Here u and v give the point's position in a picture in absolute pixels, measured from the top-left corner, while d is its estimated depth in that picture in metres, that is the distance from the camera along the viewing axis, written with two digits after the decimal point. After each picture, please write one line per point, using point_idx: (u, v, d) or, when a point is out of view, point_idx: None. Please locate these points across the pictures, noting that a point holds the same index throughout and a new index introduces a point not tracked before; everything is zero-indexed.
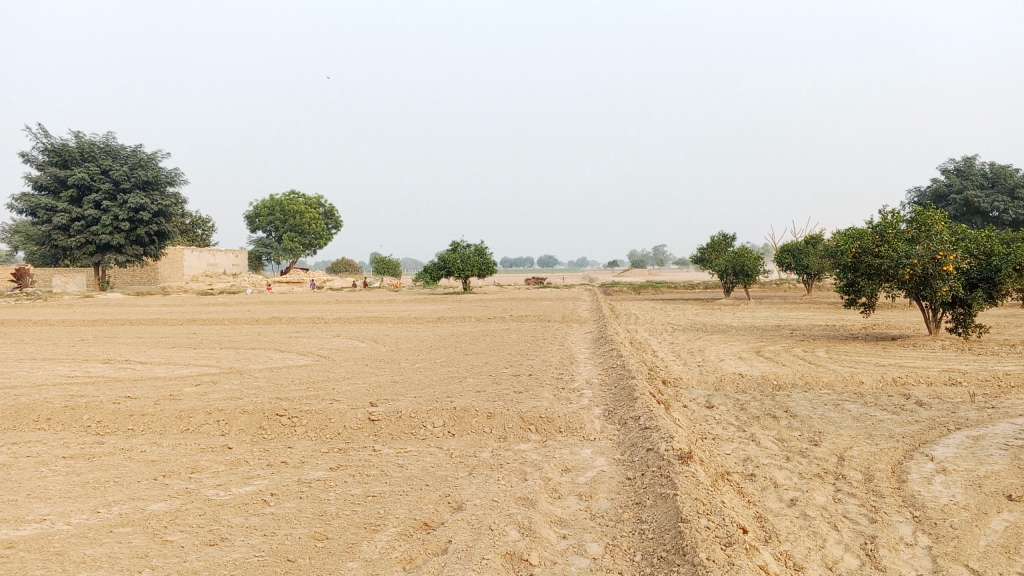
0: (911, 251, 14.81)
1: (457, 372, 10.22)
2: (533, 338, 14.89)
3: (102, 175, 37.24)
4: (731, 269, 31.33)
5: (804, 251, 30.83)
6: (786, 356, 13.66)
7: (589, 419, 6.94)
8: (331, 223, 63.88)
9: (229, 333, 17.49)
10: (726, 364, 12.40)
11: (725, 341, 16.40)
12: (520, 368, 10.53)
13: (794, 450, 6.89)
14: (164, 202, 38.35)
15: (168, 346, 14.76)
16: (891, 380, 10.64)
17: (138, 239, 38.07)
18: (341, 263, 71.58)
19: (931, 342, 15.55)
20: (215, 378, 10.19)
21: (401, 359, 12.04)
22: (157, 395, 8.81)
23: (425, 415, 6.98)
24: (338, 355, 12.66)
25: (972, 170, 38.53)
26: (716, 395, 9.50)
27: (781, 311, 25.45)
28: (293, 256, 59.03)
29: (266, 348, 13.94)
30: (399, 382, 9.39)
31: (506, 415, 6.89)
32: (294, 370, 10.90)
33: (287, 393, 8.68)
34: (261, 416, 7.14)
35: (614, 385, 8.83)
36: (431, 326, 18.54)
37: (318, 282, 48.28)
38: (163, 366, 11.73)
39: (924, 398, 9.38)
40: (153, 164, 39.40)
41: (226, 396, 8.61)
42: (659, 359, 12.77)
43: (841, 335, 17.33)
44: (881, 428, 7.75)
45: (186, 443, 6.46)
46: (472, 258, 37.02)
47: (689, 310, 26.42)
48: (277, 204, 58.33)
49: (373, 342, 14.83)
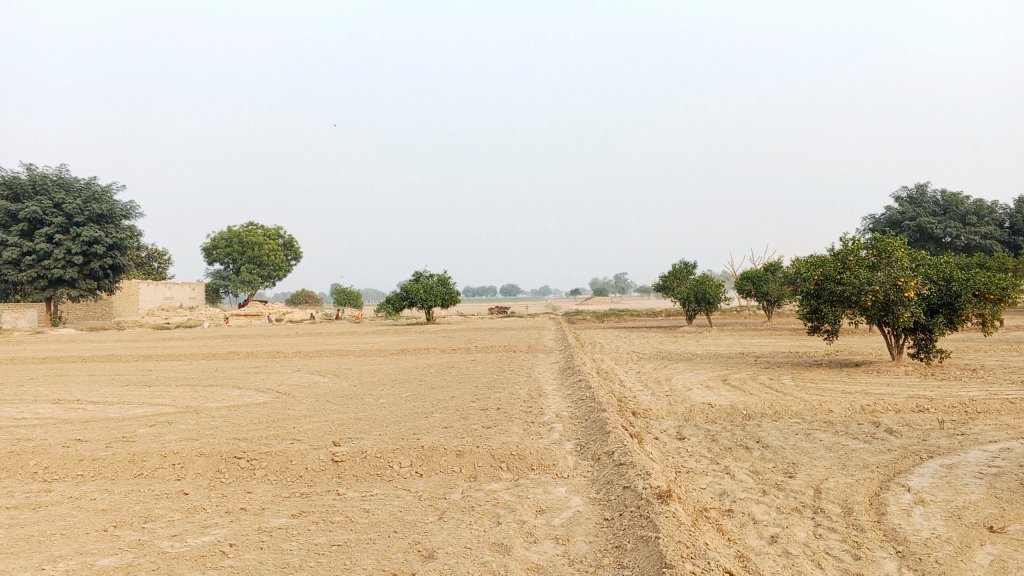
0: (873, 277, 14.92)
1: (422, 407, 9.96)
2: (499, 370, 14.67)
3: (54, 209, 36.40)
4: (693, 297, 31.46)
5: (764, 278, 31.07)
6: (753, 385, 13.60)
7: (561, 455, 6.74)
8: (291, 254, 63.15)
9: (186, 369, 17.00)
10: (694, 394, 12.30)
11: (691, 369, 16.34)
12: (487, 402, 10.30)
13: (770, 483, 6.76)
14: (118, 235, 37.55)
15: (122, 384, 14.27)
16: (859, 408, 10.63)
17: (91, 274, 37.18)
18: (301, 295, 70.68)
19: (894, 367, 15.63)
20: (171, 418, 9.81)
21: (365, 394, 11.75)
22: (108, 437, 8.42)
23: (391, 454, 6.73)
24: (299, 391, 12.32)
25: (924, 198, 39.41)
26: (687, 426, 9.37)
27: (744, 338, 25.54)
28: (252, 288, 58.20)
29: (224, 385, 13.52)
30: (363, 419, 9.11)
31: (475, 452, 6.66)
32: (254, 407, 10.55)
33: (246, 433, 8.35)
34: (219, 459, 6.83)
35: (584, 418, 8.65)
36: (395, 358, 18.24)
37: (277, 315, 47.58)
38: (116, 405, 11.28)
39: (894, 425, 9.35)
40: (108, 197, 38.63)
41: (181, 437, 8.26)
42: (627, 389, 12.64)
43: (806, 362, 17.38)
44: (855, 458, 7.66)
45: (140, 489, 6.13)
46: (435, 289, 36.73)
47: (653, 338, 26.39)
48: (235, 236, 57.54)
49: (336, 376, 14.48)
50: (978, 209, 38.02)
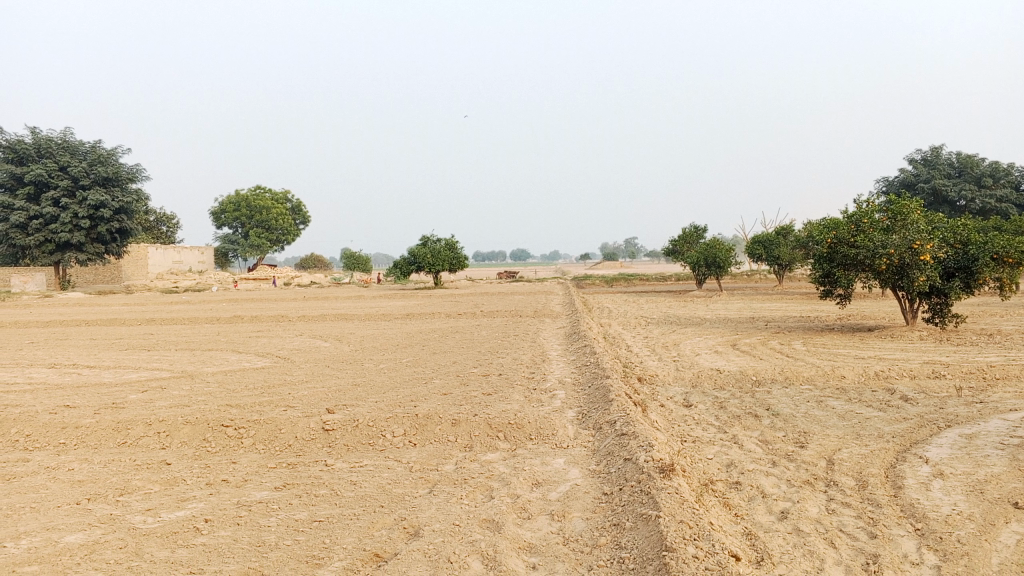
0: (888, 240, 14.48)
1: (422, 374, 9.69)
2: (504, 335, 14.40)
3: (60, 172, 36.09)
4: (704, 261, 31.00)
5: (775, 242, 30.55)
6: (763, 350, 13.26)
7: (561, 424, 6.45)
8: (299, 218, 62.79)
9: (188, 333, 16.77)
10: (702, 359, 11.96)
11: (700, 334, 16.01)
12: (489, 368, 10.00)
13: (781, 453, 6.46)
14: (125, 199, 37.31)
15: (120, 348, 14.07)
16: (873, 374, 10.29)
17: (99, 237, 36.99)
18: (309, 259, 70.51)
19: (908, 332, 15.24)
20: (164, 383, 9.58)
21: (365, 359, 11.48)
22: (97, 403, 8.18)
23: (384, 422, 6.44)
24: (298, 356, 12.07)
25: (939, 160, 38.71)
26: (694, 393, 9.07)
27: (754, 303, 25.18)
28: (261, 252, 58.00)
29: (223, 350, 13.27)
30: (360, 385, 8.84)
31: (472, 421, 6.37)
32: (250, 373, 10.29)
33: (238, 400, 8.11)
34: (206, 427, 6.57)
35: (587, 385, 8.36)
36: (399, 322, 18.00)
37: (285, 279, 47.39)
38: (111, 370, 11.05)
39: (909, 393, 9.02)
40: (113, 160, 38.24)
41: (172, 404, 8.02)
42: (634, 355, 12.33)
43: (817, 327, 17.00)
44: (869, 427, 7.33)
45: (121, 459, 5.88)
46: (442, 252, 36.41)
47: (662, 303, 26.04)
48: (243, 200, 57.17)
49: (337, 341, 14.23)
50: (994, 171, 37.31)
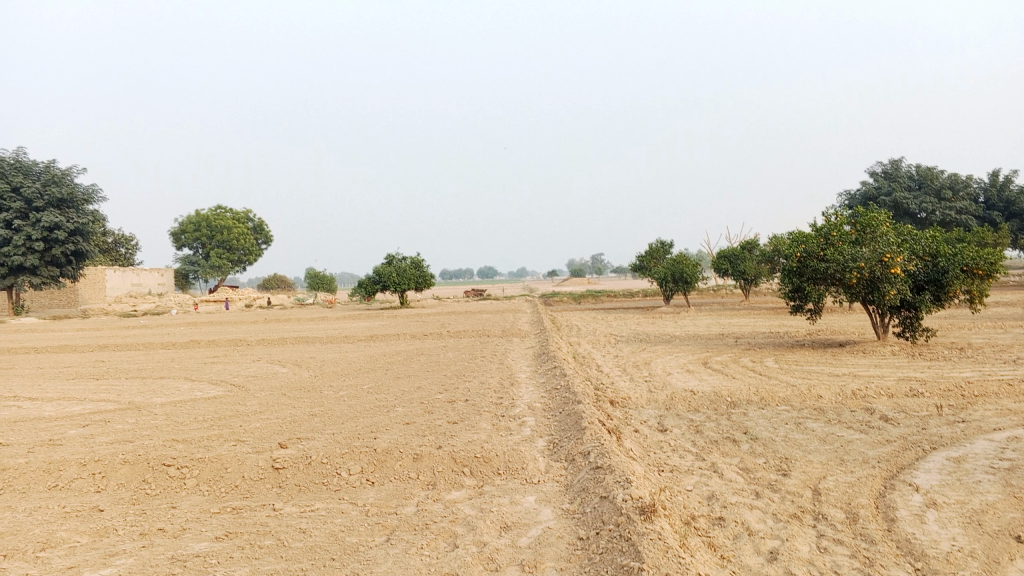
0: (858, 253, 14.29)
1: (384, 401, 9.20)
2: (470, 357, 13.96)
3: (13, 194, 35.01)
4: (671, 276, 30.82)
5: (741, 257, 30.47)
6: (735, 368, 12.96)
7: (530, 456, 6.03)
8: (262, 238, 61.76)
9: (142, 360, 16.07)
10: (674, 379, 11.62)
11: (671, 352, 15.70)
12: (454, 393, 9.55)
13: (763, 482, 6.10)
14: (81, 221, 36.31)
15: (66, 377, 13.35)
16: (850, 392, 10.00)
17: (53, 260, 35.93)
18: (274, 279, 69.60)
19: (880, 348, 15.06)
20: (108, 416, 8.97)
21: (324, 386, 10.97)
22: (33, 441, 7.58)
23: (340, 458, 5.99)
24: (255, 383, 11.50)
25: (899, 173, 39.10)
26: (669, 416, 8.71)
27: (723, 318, 24.97)
28: (223, 273, 56.91)
29: (175, 378, 12.64)
30: (318, 415, 8.35)
31: (435, 456, 5.92)
32: (202, 403, 9.72)
33: (184, 434, 7.56)
34: (145, 467, 6.05)
35: (558, 410, 7.95)
36: (363, 345, 17.46)
37: (247, 301, 46.44)
38: (54, 402, 10.40)
39: (888, 412, 8.75)
40: (69, 181, 37.20)
41: (114, 440, 7.46)
42: (604, 376, 11.93)
43: (788, 343, 16.76)
44: (853, 451, 7.01)
45: (49, 506, 5.34)
46: (408, 271, 35.84)
47: (630, 320, 25.74)
48: (204, 219, 56.11)
49: (297, 366, 13.65)
50: (953, 184, 37.74)
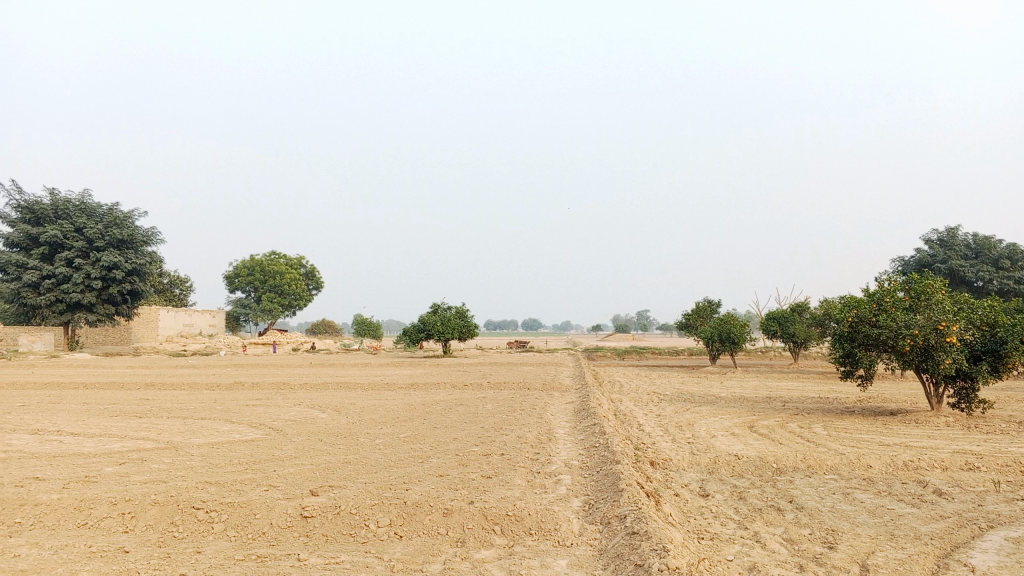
0: (912, 320, 13.90)
1: (419, 451, 9.08)
2: (510, 410, 13.81)
3: (75, 233, 36.10)
4: (717, 336, 30.34)
5: (790, 319, 29.90)
6: (781, 433, 12.58)
7: (564, 517, 5.85)
8: (311, 283, 62.63)
9: (185, 400, 16.21)
10: (717, 442, 11.30)
11: (715, 413, 15.34)
12: (490, 446, 9.39)
13: (808, 555, 5.83)
14: (138, 261, 37.21)
15: (110, 414, 13.50)
16: (902, 464, 9.60)
17: (109, 298, 36.81)
18: (321, 325, 70.38)
19: (934, 418, 14.52)
20: (145, 455, 9.00)
21: (361, 433, 10.90)
22: (69, 476, 7.62)
23: (370, 509, 5.88)
24: (293, 428, 11.48)
25: (955, 240, 38.22)
26: (711, 480, 8.45)
27: (770, 381, 24.42)
28: (272, 317, 57.71)
29: (215, 418, 12.70)
30: (352, 463, 8.26)
31: (466, 511, 5.78)
32: (239, 446, 9.71)
33: (218, 477, 7.54)
34: (175, 509, 6.01)
35: (596, 469, 7.75)
36: (403, 393, 17.41)
37: (294, 345, 46.91)
38: (95, 439, 10.49)
39: (943, 486, 8.36)
40: (129, 223, 38.26)
41: (147, 479, 7.45)
42: (644, 435, 11.67)
43: (837, 409, 16.28)
44: (904, 527, 6.68)
45: (77, 544, 5.31)
46: (453, 321, 35.91)
47: (675, 379, 25.30)
48: (256, 264, 57.30)
49: (336, 412, 13.62)
50: (1012, 253, 36.76)
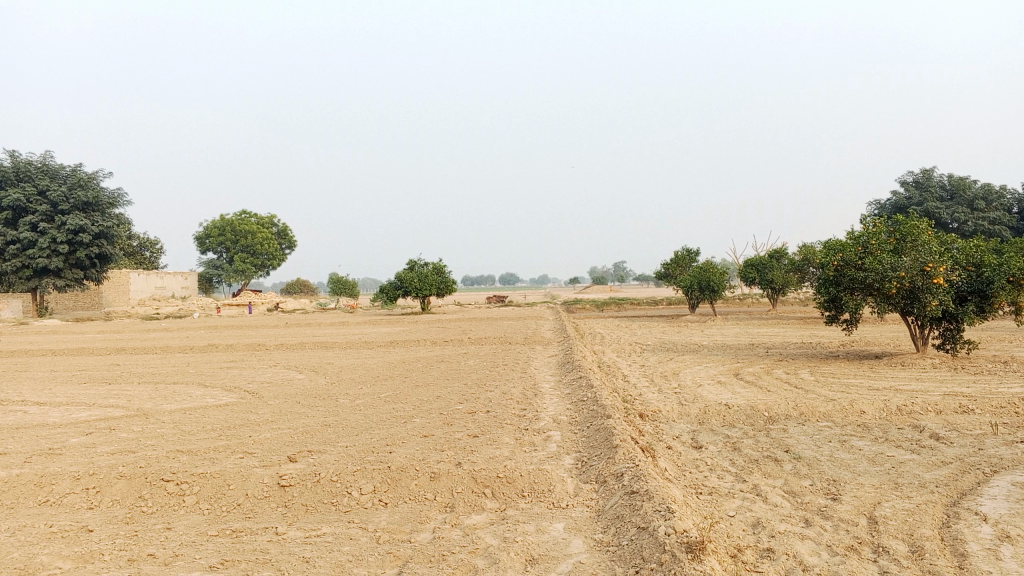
0: (898, 262, 13.67)
1: (401, 411, 8.73)
2: (492, 365, 13.49)
3: (38, 197, 35.02)
4: (697, 285, 30.14)
5: (768, 265, 29.70)
6: (769, 380, 12.39)
7: (557, 477, 5.52)
8: (284, 243, 61.72)
9: (158, 364, 15.72)
10: (705, 391, 11.05)
11: (700, 362, 15.12)
12: (475, 403, 9.06)
13: (813, 508, 5.56)
14: (105, 224, 36.25)
15: (78, 381, 13.01)
16: (895, 408, 9.40)
17: (77, 263, 35.92)
18: (296, 284, 69.67)
19: (919, 360, 14.40)
20: (114, 424, 8.58)
21: (341, 394, 10.54)
22: (32, 449, 7.21)
23: (351, 475, 5.53)
24: (269, 391, 11.07)
25: (931, 182, 38.15)
26: (703, 432, 8.19)
27: (751, 328, 24.33)
28: (246, 278, 56.89)
29: (188, 383, 12.26)
30: (332, 426, 7.90)
31: (453, 475, 5.45)
32: (213, 411, 9.30)
33: (190, 445, 7.15)
34: (142, 482, 5.62)
35: (586, 425, 7.45)
36: (383, 351, 17.04)
37: (269, 305, 46.28)
38: (62, 408, 10.04)
39: (940, 430, 8.17)
40: (94, 185, 37.19)
41: (115, 450, 7.05)
42: (631, 387, 11.41)
43: (822, 355, 16.14)
44: (907, 474, 6.45)
45: (36, 525, 4.92)
46: (430, 277, 35.43)
47: (655, 328, 25.10)
48: (228, 224, 56.26)
49: (314, 373, 13.23)
50: (987, 194, 36.80)
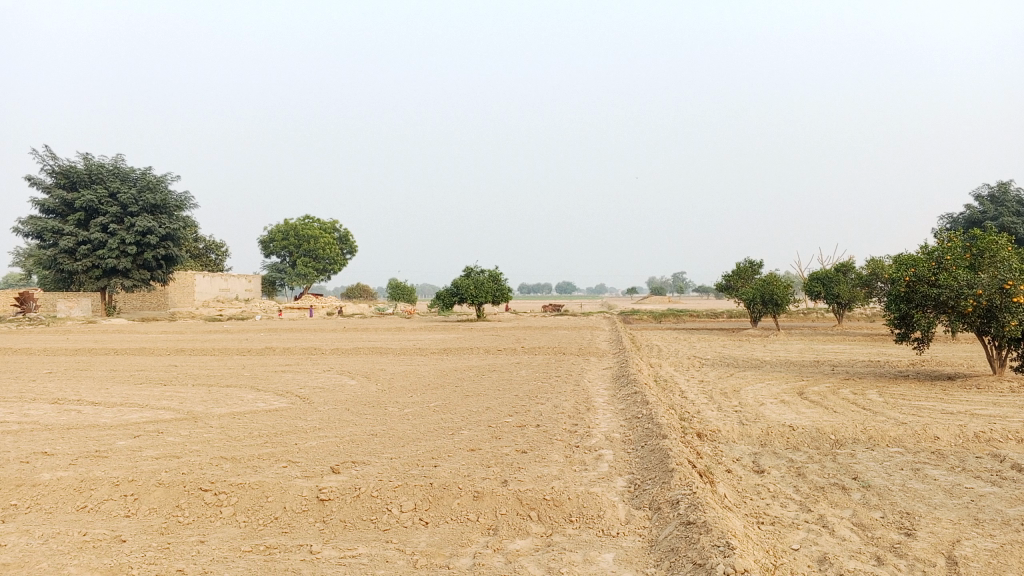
0: (975, 279, 12.98)
1: (449, 422, 8.50)
2: (546, 376, 13.20)
3: (109, 199, 35.94)
4: (759, 298, 29.35)
5: (834, 280, 28.71)
6: (834, 400, 11.83)
7: (608, 501, 5.21)
8: (346, 248, 62.46)
9: (214, 366, 15.82)
10: (767, 411, 10.60)
11: (761, 379, 14.58)
12: (525, 417, 8.78)
13: (886, 544, 5.14)
14: (172, 226, 37.01)
15: (135, 382, 13.11)
16: (973, 435, 8.82)
17: (145, 264, 36.75)
18: (356, 289, 70.39)
19: (997, 383, 13.63)
20: (162, 427, 8.53)
21: (390, 402, 10.37)
22: (79, 451, 7.18)
23: (392, 491, 5.30)
24: (319, 396, 10.98)
25: (1007, 196, 36.60)
26: (765, 454, 7.78)
27: (815, 344, 23.54)
28: (307, 282, 57.62)
29: (241, 386, 12.24)
30: (379, 436, 7.72)
31: (498, 495, 5.19)
32: (261, 416, 9.21)
33: (234, 451, 7.03)
34: (180, 490, 5.50)
35: (640, 444, 7.12)
36: (436, 359, 16.88)
37: (328, 309, 46.73)
38: (116, 409, 10.07)
39: (1023, 461, 7.60)
40: (162, 188, 38.00)
41: (160, 454, 6.96)
42: (689, 404, 11.01)
43: (891, 374, 15.43)
44: (988, 510, 5.97)
45: (69, 532, 4.81)
46: (486, 284, 35.31)
47: (715, 342, 24.48)
48: (291, 229, 57.08)
49: (366, 379, 13.12)
50: None
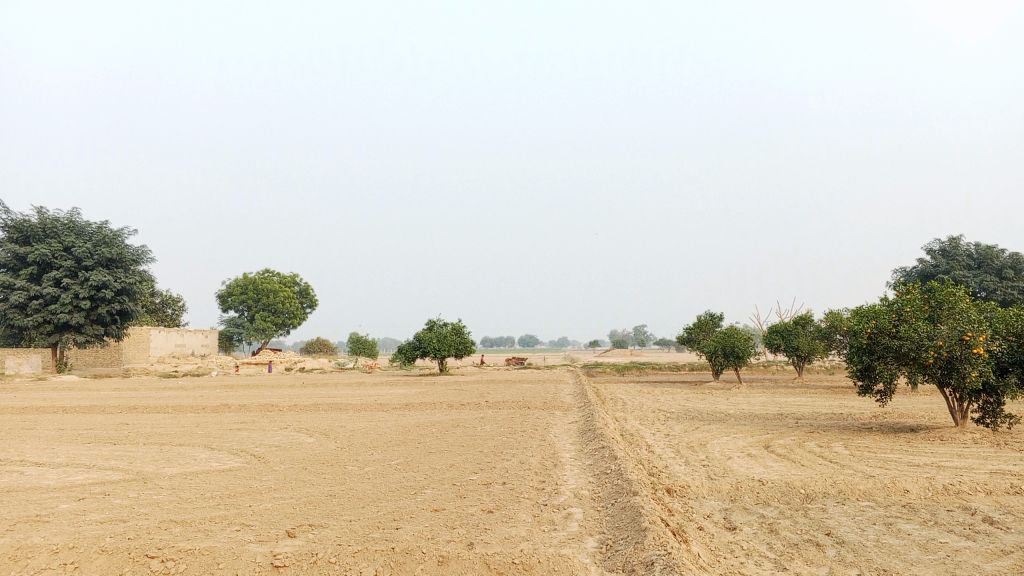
0: (934, 331, 13.09)
1: (412, 481, 8.21)
2: (510, 431, 12.93)
3: (63, 253, 35.16)
4: (721, 350, 29.43)
5: (793, 332, 28.92)
6: (801, 453, 11.74)
7: (580, 564, 4.99)
8: (306, 302, 61.77)
9: (167, 424, 15.28)
10: (735, 465, 10.47)
11: (727, 432, 14.46)
12: (491, 474, 8.52)
13: None
14: (128, 280, 36.25)
15: (83, 441, 12.58)
16: (941, 488, 8.76)
17: (99, 319, 35.85)
18: (316, 344, 69.44)
19: (959, 434, 13.68)
20: (109, 488, 8.12)
21: (350, 460, 10.03)
22: (18, 516, 6.77)
23: (351, 557, 5.03)
24: (276, 455, 10.60)
25: (958, 251, 37.46)
26: (736, 510, 7.61)
27: (777, 396, 23.56)
28: (265, 336, 56.68)
29: (194, 445, 11.79)
30: (338, 497, 7.40)
31: (464, 559, 4.94)
32: (214, 477, 8.82)
33: (185, 514, 6.69)
34: (125, 557, 5.17)
35: (609, 502, 6.92)
36: (398, 414, 16.52)
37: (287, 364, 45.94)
38: (60, 470, 9.60)
39: (993, 514, 7.53)
40: (119, 242, 37.31)
41: (105, 518, 6.59)
42: (656, 459, 10.82)
43: (854, 426, 15.42)
44: (965, 565, 5.84)
45: None
46: (449, 338, 35.01)
47: (679, 395, 24.38)
48: (250, 283, 56.34)
49: (325, 436, 12.74)
50: (1016, 263, 36.09)
